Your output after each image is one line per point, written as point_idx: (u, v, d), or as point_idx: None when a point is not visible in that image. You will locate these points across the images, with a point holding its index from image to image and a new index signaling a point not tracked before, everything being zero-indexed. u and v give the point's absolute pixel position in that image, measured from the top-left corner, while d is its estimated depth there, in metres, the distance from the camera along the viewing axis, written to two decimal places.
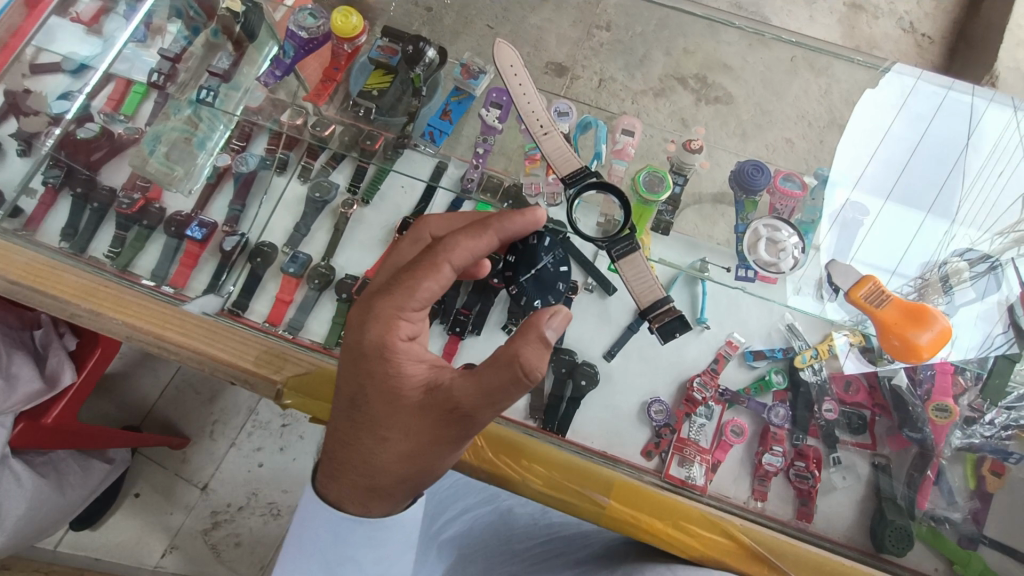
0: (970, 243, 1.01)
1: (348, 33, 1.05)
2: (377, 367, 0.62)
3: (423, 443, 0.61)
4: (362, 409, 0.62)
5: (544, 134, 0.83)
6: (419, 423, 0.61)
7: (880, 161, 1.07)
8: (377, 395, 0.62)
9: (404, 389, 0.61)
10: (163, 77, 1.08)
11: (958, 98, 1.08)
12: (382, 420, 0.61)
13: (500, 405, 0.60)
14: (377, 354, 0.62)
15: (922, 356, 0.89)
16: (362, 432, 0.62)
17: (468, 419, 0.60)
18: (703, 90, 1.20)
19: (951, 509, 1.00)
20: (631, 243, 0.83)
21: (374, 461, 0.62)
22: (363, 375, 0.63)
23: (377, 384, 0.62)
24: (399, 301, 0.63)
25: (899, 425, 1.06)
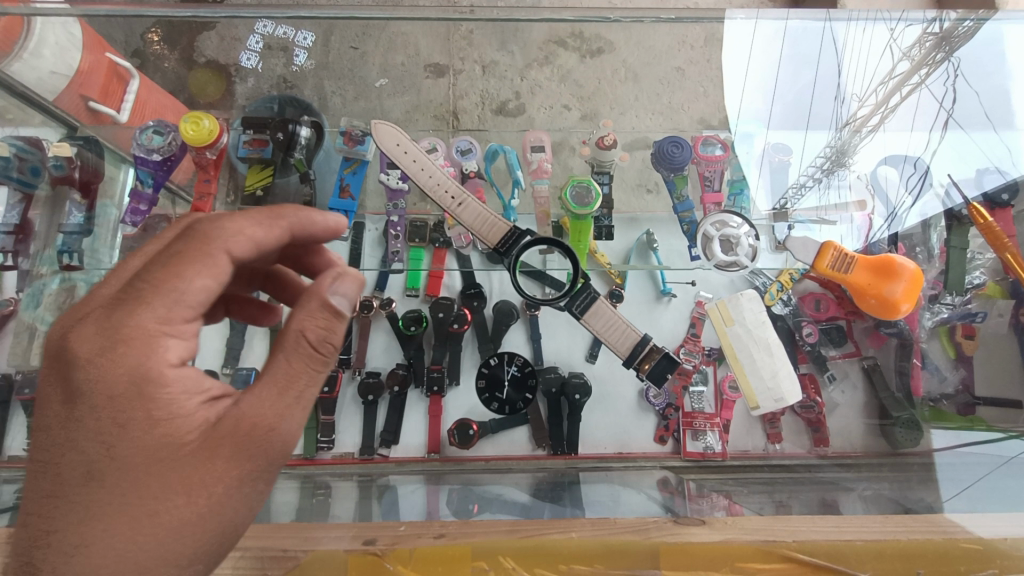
0: (852, 146, 1.07)
1: (204, 139, 1.00)
2: (129, 412, 0.50)
3: (187, 469, 0.50)
4: (107, 478, 0.49)
5: (460, 205, 0.87)
6: (187, 449, 0.51)
7: (755, 93, 1.12)
8: (125, 435, 0.50)
9: (170, 432, 0.50)
10: (11, 254, 1.03)
11: (806, 21, 1.05)
12: (135, 489, 0.49)
13: (305, 401, 0.55)
14: (131, 388, 0.50)
15: (902, 308, 0.98)
16: (109, 512, 0.49)
17: (278, 439, 0.54)
18: (582, 93, 1.31)
19: (943, 385, 1.07)
20: (590, 293, 0.89)
21: (144, 489, 0.49)
22: (106, 428, 0.50)
23: (129, 435, 0.50)
24: (143, 306, 0.51)
25: (874, 325, 1.11)
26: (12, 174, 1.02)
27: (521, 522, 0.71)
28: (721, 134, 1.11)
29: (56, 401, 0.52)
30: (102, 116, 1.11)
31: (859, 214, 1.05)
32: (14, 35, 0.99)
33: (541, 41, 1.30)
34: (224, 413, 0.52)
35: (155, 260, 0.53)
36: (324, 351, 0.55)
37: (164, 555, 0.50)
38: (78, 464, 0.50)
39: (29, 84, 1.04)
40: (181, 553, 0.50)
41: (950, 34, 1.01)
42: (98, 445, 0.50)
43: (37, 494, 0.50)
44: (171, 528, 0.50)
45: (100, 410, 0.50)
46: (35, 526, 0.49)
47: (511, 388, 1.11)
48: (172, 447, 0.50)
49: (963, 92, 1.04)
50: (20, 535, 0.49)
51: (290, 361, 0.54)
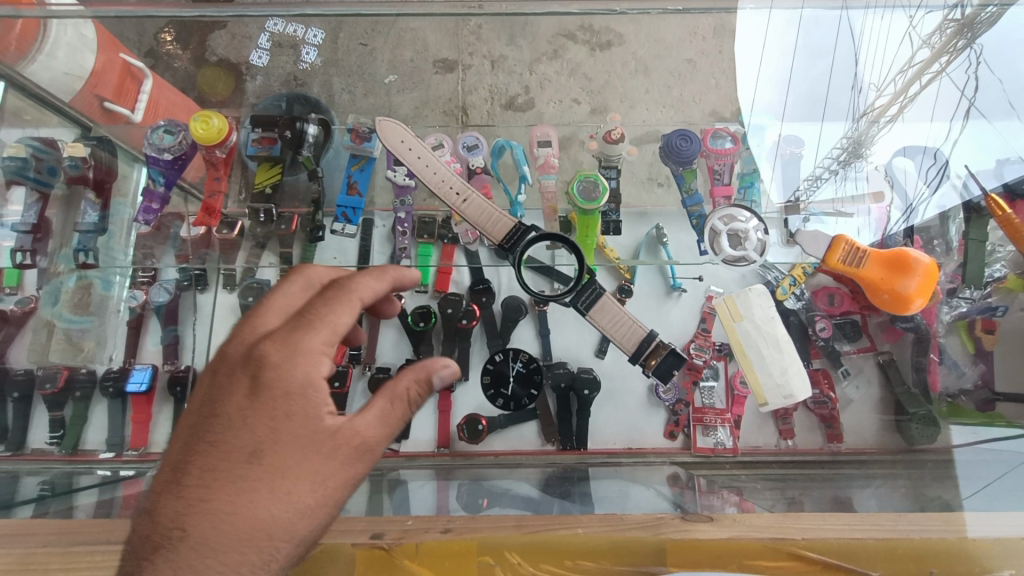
0: (869, 137, 1.04)
1: (213, 138, 1.00)
2: (297, 409, 0.56)
3: (322, 471, 0.56)
4: (265, 462, 0.54)
5: (464, 201, 0.87)
6: (327, 453, 0.56)
7: (767, 84, 1.09)
8: (286, 430, 0.56)
9: (320, 434, 0.56)
10: (30, 252, 1.04)
11: (818, 11, 1.05)
12: (280, 479, 0.54)
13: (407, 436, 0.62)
14: (299, 391, 0.56)
15: (916, 304, 0.96)
16: (253, 494, 0.53)
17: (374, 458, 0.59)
18: (591, 86, 1.30)
19: (961, 381, 1.04)
20: (595, 289, 0.89)
21: (280, 475, 0.55)
22: (272, 419, 0.56)
23: (288, 430, 0.56)
24: (314, 331, 0.59)
25: (889, 321, 1.09)
26: (29, 174, 1.03)
27: (528, 517, 0.70)
28: (736, 128, 1.10)
29: (229, 388, 0.58)
30: (116, 116, 1.12)
31: (874, 207, 1.03)
32: (30, 39, 1.02)
33: (550, 35, 1.28)
34: (342, 428, 0.57)
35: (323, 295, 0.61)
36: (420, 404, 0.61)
37: (270, 540, 0.54)
38: (244, 441, 0.55)
39: (43, 84, 1.06)
40: (285, 538, 0.54)
41: (973, 19, 0.99)
42: (263, 427, 0.55)
43: (201, 463, 0.55)
44: (283, 513, 0.54)
45: (273, 399, 0.56)
46: (190, 491, 0.53)
47: (515, 385, 1.11)
48: (312, 449, 0.56)
49: (985, 81, 1.02)
50: (174, 495, 0.54)
51: (393, 404, 0.60)
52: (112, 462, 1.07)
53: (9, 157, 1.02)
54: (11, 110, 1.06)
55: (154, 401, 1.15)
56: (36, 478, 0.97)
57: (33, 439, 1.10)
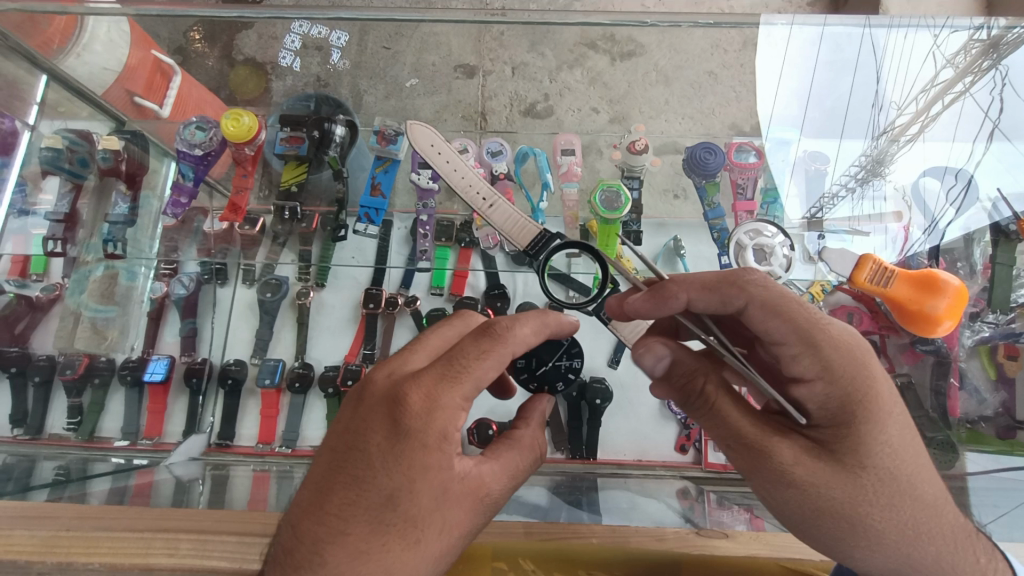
0: (887, 156, 1.05)
1: (243, 136, 1.04)
2: (433, 461, 0.53)
3: (453, 525, 0.55)
4: (404, 510, 0.53)
5: (491, 206, 0.86)
6: (461, 504, 0.55)
7: (787, 95, 1.07)
8: (427, 482, 0.53)
9: (452, 485, 0.55)
10: (61, 241, 1.06)
11: (837, 31, 1.02)
12: (412, 529, 0.53)
13: (520, 484, 0.62)
14: (440, 442, 0.54)
15: (945, 324, 0.91)
16: (385, 542, 0.52)
17: (489, 507, 0.58)
18: (610, 93, 1.30)
19: (982, 407, 1.00)
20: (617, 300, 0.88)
21: (406, 526, 0.53)
22: (411, 470, 0.53)
23: (426, 481, 0.53)
24: (461, 385, 0.54)
25: (910, 341, 1.01)
26: (63, 165, 1.06)
27: (538, 525, 0.71)
28: (756, 141, 1.10)
29: (372, 427, 0.54)
30: (144, 110, 1.16)
31: (895, 225, 1.03)
32: (67, 34, 1.04)
33: (573, 44, 1.26)
34: (471, 477, 0.56)
35: (466, 338, 0.56)
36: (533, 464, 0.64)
37: None
38: (384, 486, 0.53)
39: (82, 79, 1.10)
40: None
41: (999, 40, 0.97)
42: (400, 473, 0.53)
43: (341, 496, 0.53)
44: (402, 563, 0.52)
45: (411, 446, 0.53)
46: (329, 523, 0.52)
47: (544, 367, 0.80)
48: (445, 504, 0.54)
49: (1011, 102, 1.00)
50: (316, 519, 0.53)
51: (517, 455, 0.62)
52: (127, 451, 1.09)
53: (47, 147, 1.05)
54: (49, 102, 1.09)
55: (171, 391, 1.17)
56: (52, 463, 0.98)
57: (51, 425, 1.12)
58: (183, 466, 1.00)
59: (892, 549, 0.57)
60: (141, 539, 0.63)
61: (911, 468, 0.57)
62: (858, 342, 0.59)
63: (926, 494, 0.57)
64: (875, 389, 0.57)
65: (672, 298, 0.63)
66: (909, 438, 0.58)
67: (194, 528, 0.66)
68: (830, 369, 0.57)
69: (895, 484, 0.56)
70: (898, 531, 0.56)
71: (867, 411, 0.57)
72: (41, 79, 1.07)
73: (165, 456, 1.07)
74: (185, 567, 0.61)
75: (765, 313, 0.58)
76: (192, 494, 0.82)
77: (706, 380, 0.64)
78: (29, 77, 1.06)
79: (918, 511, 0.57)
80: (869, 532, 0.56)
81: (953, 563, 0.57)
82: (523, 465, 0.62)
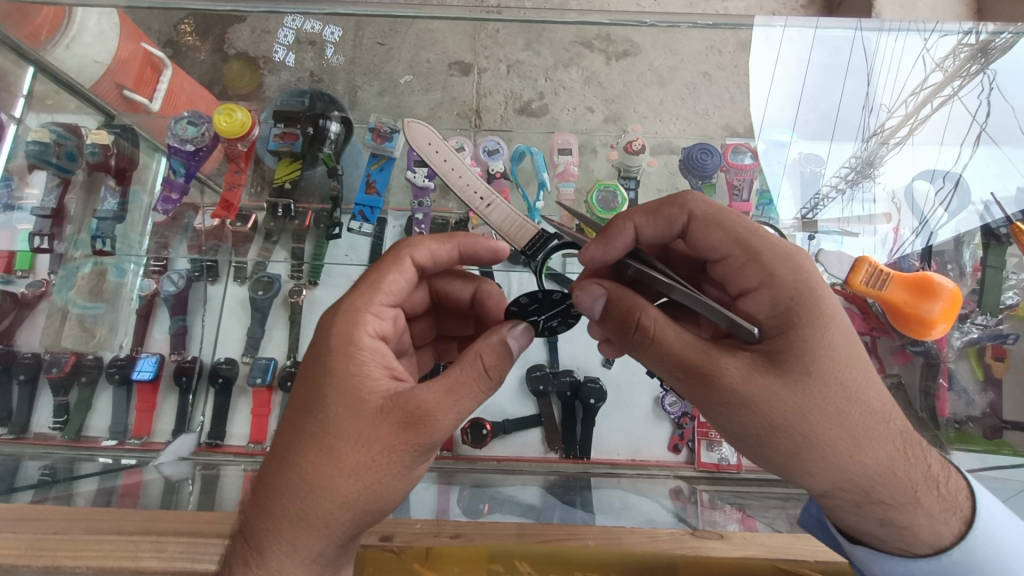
0: (878, 158, 1.05)
1: (236, 131, 1.02)
2: (340, 368, 0.55)
3: (377, 439, 0.53)
4: (317, 418, 0.54)
5: (487, 206, 0.83)
6: (379, 418, 0.53)
7: (779, 98, 1.09)
8: (339, 391, 0.54)
9: (363, 395, 0.54)
10: (48, 237, 1.06)
11: (831, 36, 1.02)
12: (325, 438, 0.53)
13: (468, 407, 0.55)
14: (340, 350, 0.56)
15: (939, 328, 0.92)
16: (299, 450, 0.53)
17: (428, 431, 0.53)
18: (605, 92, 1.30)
19: (970, 408, 1.01)
20: None
21: (322, 435, 0.53)
22: (321, 378, 0.55)
23: (335, 389, 0.54)
24: (366, 295, 0.60)
25: (901, 342, 1.03)
26: (50, 159, 1.04)
27: (530, 526, 0.71)
28: (751, 141, 1.10)
29: None
30: (135, 104, 1.13)
31: (885, 225, 1.05)
32: (56, 24, 1.03)
33: (568, 43, 1.26)
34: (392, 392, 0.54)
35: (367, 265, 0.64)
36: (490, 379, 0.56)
37: (306, 502, 0.52)
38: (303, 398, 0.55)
39: (71, 72, 1.08)
40: (326, 502, 0.52)
41: (988, 45, 0.99)
42: (314, 383, 0.55)
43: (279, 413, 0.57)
44: (323, 477, 0.52)
45: (323, 356, 0.56)
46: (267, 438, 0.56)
47: (548, 318, 0.66)
48: (351, 413, 0.53)
49: (998, 106, 1.02)
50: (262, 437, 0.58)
51: (462, 370, 0.54)
52: (115, 451, 1.08)
53: (34, 141, 1.03)
54: (36, 94, 1.07)
55: (160, 390, 1.15)
56: (37, 462, 0.96)
57: (37, 424, 1.10)
58: (172, 465, 0.99)
59: (845, 459, 0.53)
60: (130, 542, 0.62)
61: (859, 373, 0.55)
62: (797, 253, 0.59)
63: (875, 401, 0.54)
64: (822, 294, 0.56)
65: (621, 231, 0.63)
66: (857, 344, 0.55)
67: (186, 529, 0.65)
68: (773, 274, 0.57)
69: (842, 389, 0.53)
70: (845, 439, 0.53)
71: (812, 314, 0.55)
72: (28, 71, 1.05)
73: (154, 455, 1.06)
74: (177, 569, 0.61)
75: (705, 225, 0.61)
76: (180, 495, 0.81)
77: (644, 314, 0.57)
78: (17, 68, 1.04)
79: (867, 418, 0.54)
80: (819, 444, 0.53)
81: (902, 471, 0.55)
82: (472, 384, 0.54)
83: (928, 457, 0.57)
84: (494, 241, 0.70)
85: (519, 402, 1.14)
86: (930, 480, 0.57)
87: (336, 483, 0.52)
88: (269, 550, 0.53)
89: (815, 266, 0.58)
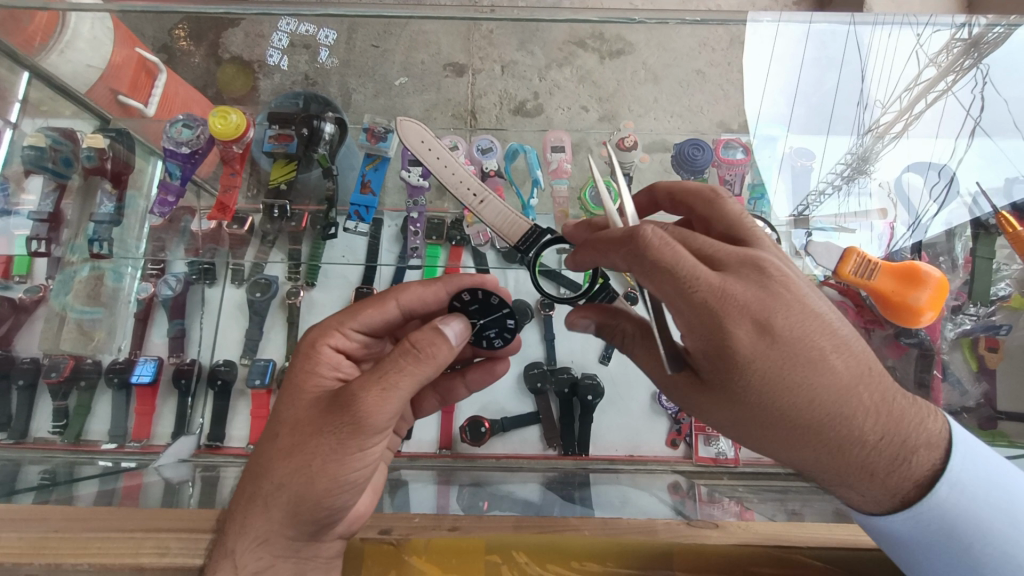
0: (872, 152, 1.06)
1: (230, 134, 1.04)
2: (298, 367, 0.65)
3: (310, 422, 0.59)
4: (275, 409, 0.63)
5: (481, 203, 0.85)
6: (317, 405, 0.60)
7: (775, 94, 1.07)
8: (296, 384, 0.63)
9: (308, 387, 0.63)
10: (45, 241, 1.06)
11: (823, 31, 1.03)
12: (276, 425, 0.61)
13: (393, 388, 0.57)
14: (302, 351, 0.66)
15: (929, 314, 0.93)
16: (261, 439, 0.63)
17: (351, 411, 0.57)
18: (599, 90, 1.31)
19: (964, 398, 1.02)
20: (609, 293, 0.86)
21: (276, 421, 0.62)
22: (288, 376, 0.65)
23: (293, 383, 0.64)
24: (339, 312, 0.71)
25: (895, 334, 1.02)
26: (46, 164, 1.05)
27: (526, 520, 0.71)
28: (744, 137, 1.12)
29: None
30: (129, 109, 1.15)
31: (881, 221, 1.05)
32: (50, 31, 1.03)
33: (562, 42, 1.27)
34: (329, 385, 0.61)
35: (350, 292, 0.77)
36: (417, 358, 0.58)
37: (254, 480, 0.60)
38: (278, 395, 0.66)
39: (65, 77, 1.08)
40: (266, 481, 0.59)
41: (980, 39, 1.00)
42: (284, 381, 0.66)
43: None
44: (270, 458, 0.60)
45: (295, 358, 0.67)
46: None
47: (486, 321, 0.77)
48: (295, 403, 0.62)
49: (991, 100, 1.03)
50: None
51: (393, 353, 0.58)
52: (114, 454, 1.08)
53: (30, 146, 1.03)
54: (31, 100, 1.07)
55: (159, 393, 1.16)
56: (37, 467, 0.96)
57: (37, 428, 1.10)
58: (172, 468, 0.99)
59: (781, 454, 0.59)
60: (131, 539, 0.62)
61: (795, 395, 0.54)
62: (721, 298, 0.53)
63: (796, 419, 0.55)
64: (733, 342, 0.54)
65: (582, 258, 0.65)
66: (776, 377, 0.54)
67: (186, 527, 0.65)
68: (687, 326, 0.55)
69: (757, 414, 0.56)
70: (776, 444, 0.58)
71: (723, 361, 0.55)
72: (23, 77, 1.05)
73: (154, 458, 1.06)
74: (178, 566, 0.61)
75: (637, 271, 0.56)
76: (181, 496, 0.82)
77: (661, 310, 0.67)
78: (12, 75, 1.04)
79: (800, 431, 0.56)
80: (754, 444, 0.60)
81: (831, 469, 0.57)
82: (395, 364, 0.57)
83: (874, 458, 0.55)
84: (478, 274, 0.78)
85: (518, 400, 1.15)
86: (870, 478, 0.56)
87: (275, 461, 0.59)
88: (229, 527, 0.60)
89: (731, 317, 0.53)
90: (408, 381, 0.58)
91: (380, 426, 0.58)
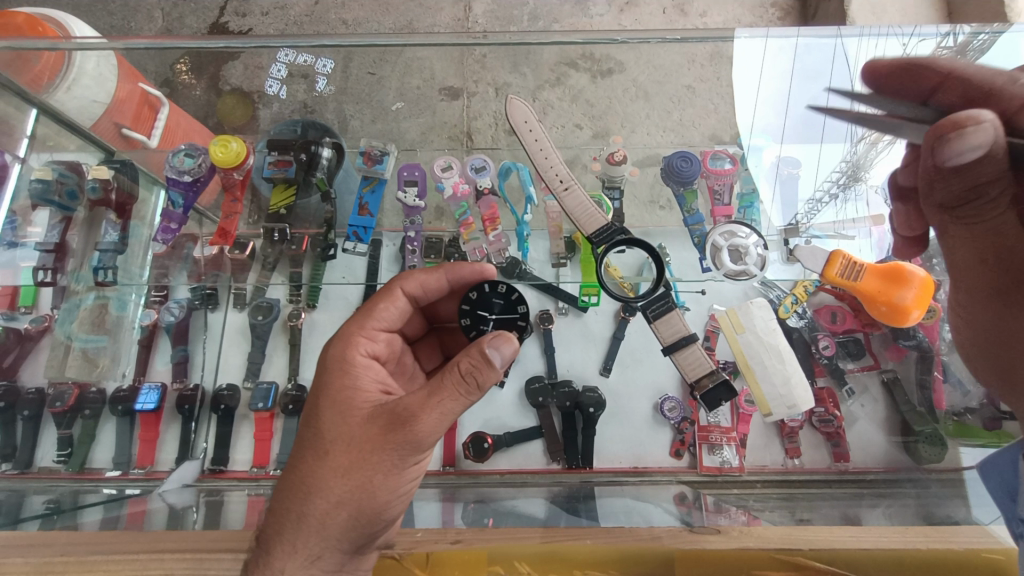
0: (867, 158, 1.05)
1: (231, 161, 1.07)
2: (333, 381, 0.69)
3: (366, 439, 0.64)
4: (316, 425, 0.67)
5: (565, 190, 0.93)
6: (370, 423, 0.65)
7: (765, 105, 1.11)
8: (337, 399, 0.67)
9: (356, 403, 0.67)
10: (51, 271, 1.08)
11: (810, 42, 1.05)
12: (323, 442, 0.65)
13: (449, 408, 0.63)
14: (337, 368, 0.71)
15: (912, 314, 1.00)
16: (301, 460, 0.65)
17: (410, 429, 0.63)
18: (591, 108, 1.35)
19: (967, 399, 1.04)
20: (666, 301, 0.89)
21: (321, 439, 0.65)
22: (320, 391, 0.69)
23: (330, 400, 0.67)
24: (362, 322, 0.78)
25: (893, 337, 1.11)
26: (52, 198, 1.08)
27: (554, 532, 0.70)
28: (731, 148, 1.14)
29: None
30: (133, 142, 1.19)
31: (874, 226, 1.05)
32: (56, 68, 1.06)
33: (552, 63, 1.26)
34: (380, 405, 0.66)
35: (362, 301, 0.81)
36: (469, 380, 0.63)
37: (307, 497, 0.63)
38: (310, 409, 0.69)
39: (71, 112, 1.12)
40: (323, 499, 0.63)
41: (966, 46, 1.01)
42: (316, 396, 0.69)
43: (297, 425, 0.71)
44: (321, 476, 0.63)
45: (323, 373, 0.71)
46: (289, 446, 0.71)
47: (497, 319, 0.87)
48: (346, 421, 0.66)
49: None
50: None
51: (444, 377, 0.63)
52: (118, 481, 1.08)
53: (37, 179, 1.07)
54: (38, 136, 1.10)
55: (163, 419, 1.16)
56: (41, 497, 0.96)
57: (41, 458, 1.11)
58: (175, 494, 0.98)
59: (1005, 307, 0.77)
60: (136, 561, 0.63)
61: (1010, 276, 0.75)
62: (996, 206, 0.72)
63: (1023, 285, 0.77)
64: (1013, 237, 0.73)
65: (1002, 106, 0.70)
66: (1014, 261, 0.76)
67: (190, 548, 0.65)
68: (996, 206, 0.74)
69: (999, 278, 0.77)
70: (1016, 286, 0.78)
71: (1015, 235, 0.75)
72: (31, 114, 1.08)
73: (158, 484, 1.06)
74: None
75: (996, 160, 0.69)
76: (184, 522, 0.81)
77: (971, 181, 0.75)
78: (20, 113, 1.07)
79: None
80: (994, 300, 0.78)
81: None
82: (450, 387, 0.63)
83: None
84: (477, 264, 0.86)
85: (519, 415, 1.15)
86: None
87: (330, 480, 0.63)
88: (273, 549, 0.62)
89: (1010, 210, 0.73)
90: (458, 401, 0.64)
91: (434, 438, 0.64)
